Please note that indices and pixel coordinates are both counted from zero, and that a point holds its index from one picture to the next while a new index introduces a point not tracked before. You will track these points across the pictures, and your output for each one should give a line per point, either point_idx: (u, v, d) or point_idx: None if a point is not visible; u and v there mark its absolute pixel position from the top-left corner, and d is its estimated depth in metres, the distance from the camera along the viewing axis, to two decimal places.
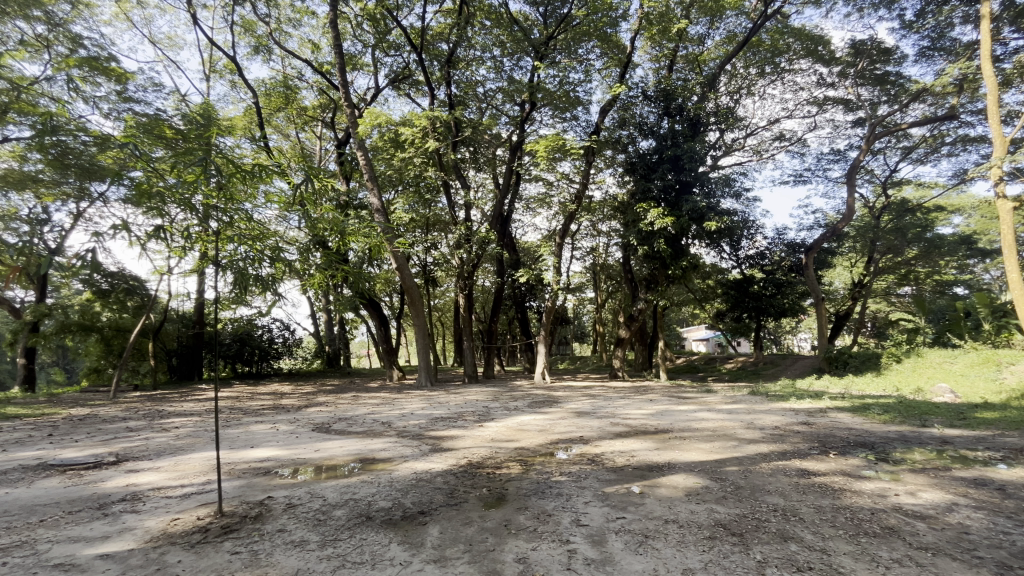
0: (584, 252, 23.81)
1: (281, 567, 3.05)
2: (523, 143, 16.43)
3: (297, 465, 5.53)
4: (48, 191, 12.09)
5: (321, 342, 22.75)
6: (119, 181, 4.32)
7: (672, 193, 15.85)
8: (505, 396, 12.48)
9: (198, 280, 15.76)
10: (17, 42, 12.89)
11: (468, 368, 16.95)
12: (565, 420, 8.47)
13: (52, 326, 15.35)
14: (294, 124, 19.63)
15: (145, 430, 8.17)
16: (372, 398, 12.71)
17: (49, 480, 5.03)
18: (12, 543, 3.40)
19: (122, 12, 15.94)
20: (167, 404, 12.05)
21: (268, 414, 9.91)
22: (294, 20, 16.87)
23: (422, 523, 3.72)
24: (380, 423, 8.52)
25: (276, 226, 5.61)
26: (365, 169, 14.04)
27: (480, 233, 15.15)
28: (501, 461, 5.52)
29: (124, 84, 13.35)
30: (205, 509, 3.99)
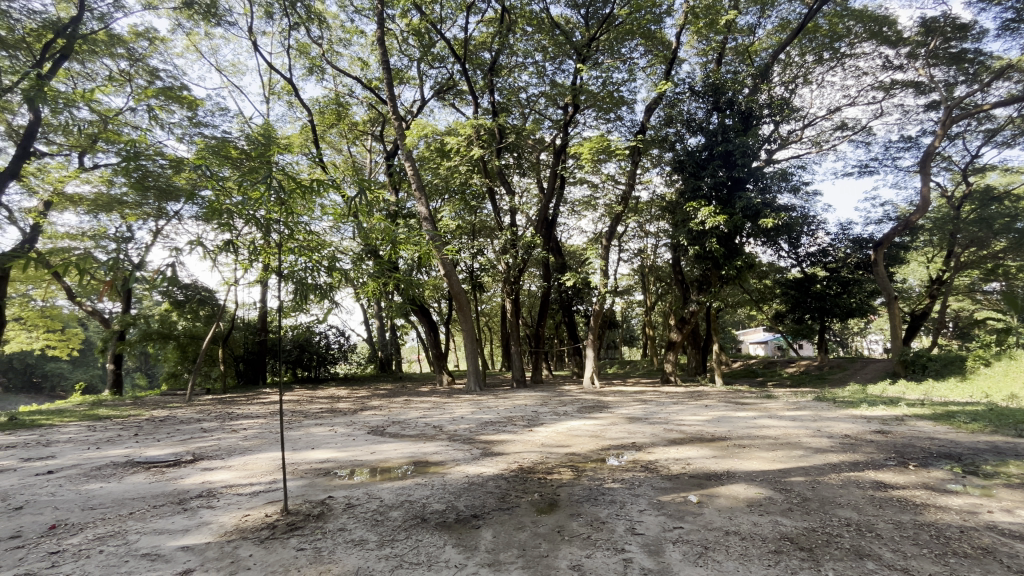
0: (631, 254, 23.39)
1: (343, 565, 3.16)
2: (567, 146, 16.40)
3: (354, 467, 5.74)
4: (132, 211, 13.19)
5: (373, 347, 23.48)
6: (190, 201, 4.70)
7: (724, 190, 15.33)
8: (554, 401, 12.39)
9: (262, 291, 16.73)
10: (105, 78, 14.25)
11: (517, 371, 16.99)
12: (616, 425, 8.31)
13: (137, 334, 16.65)
14: (346, 139, 20.59)
15: (217, 431, 8.74)
16: (424, 402, 13.03)
17: (136, 476, 5.49)
18: (107, 533, 3.72)
19: (193, 44, 17.39)
20: (235, 407, 12.81)
21: (327, 417, 10.38)
22: (344, 40, 17.69)
23: (475, 527, 3.76)
24: (431, 426, 8.69)
25: (331, 236, 5.95)
26: (413, 179, 14.39)
27: (526, 238, 15.18)
28: (552, 467, 5.48)
29: (195, 110, 14.45)
30: (272, 507, 4.22)
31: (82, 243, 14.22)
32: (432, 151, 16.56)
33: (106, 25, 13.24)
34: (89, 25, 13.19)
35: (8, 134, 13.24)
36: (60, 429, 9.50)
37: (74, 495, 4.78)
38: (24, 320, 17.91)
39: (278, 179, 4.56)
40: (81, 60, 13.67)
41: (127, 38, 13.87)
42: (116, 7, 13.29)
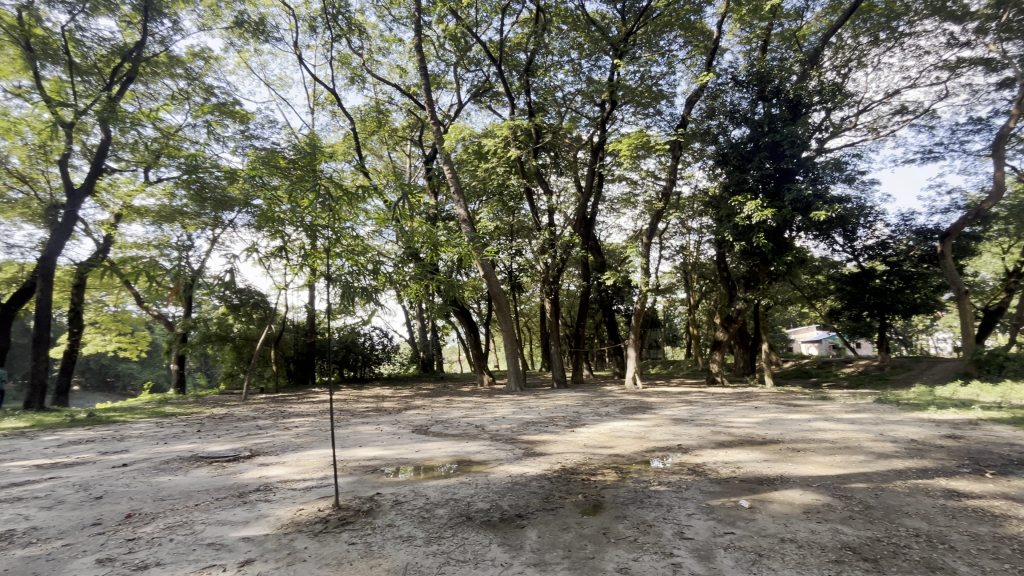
0: (673, 252, 22.81)
1: (393, 560, 3.24)
2: (605, 143, 16.19)
3: (400, 465, 5.88)
4: (191, 220, 14.01)
5: (415, 348, 24.00)
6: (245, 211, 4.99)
7: (771, 183, 14.76)
8: (595, 401, 12.24)
9: (310, 294, 17.43)
10: (167, 97, 15.23)
11: (557, 372, 16.92)
12: (661, 426, 8.12)
13: (198, 336, 17.73)
14: (386, 145, 21.11)
15: (271, 428, 9.19)
16: (465, 401, 13.20)
17: (200, 470, 5.84)
18: (176, 523, 3.98)
19: (243, 61, 18.31)
20: (288, 406, 13.39)
21: (372, 416, 10.68)
22: (383, 49, 18.16)
23: (520, 526, 3.77)
24: (473, 426, 8.77)
25: (372, 239, 6.16)
26: (452, 182, 14.55)
27: (565, 237, 15.08)
28: (595, 468, 5.43)
29: (247, 123, 15.22)
30: (325, 502, 4.39)
31: (148, 252, 15.26)
32: (469, 154, 16.68)
33: (166, 48, 14.18)
34: (151, 48, 14.16)
35: (83, 153, 14.39)
36: (131, 425, 10.24)
37: (146, 486, 5.15)
38: (99, 323, 19.42)
39: (325, 188, 4.78)
40: (145, 82, 14.68)
41: (185, 59, 14.76)
42: (175, 31, 14.20)
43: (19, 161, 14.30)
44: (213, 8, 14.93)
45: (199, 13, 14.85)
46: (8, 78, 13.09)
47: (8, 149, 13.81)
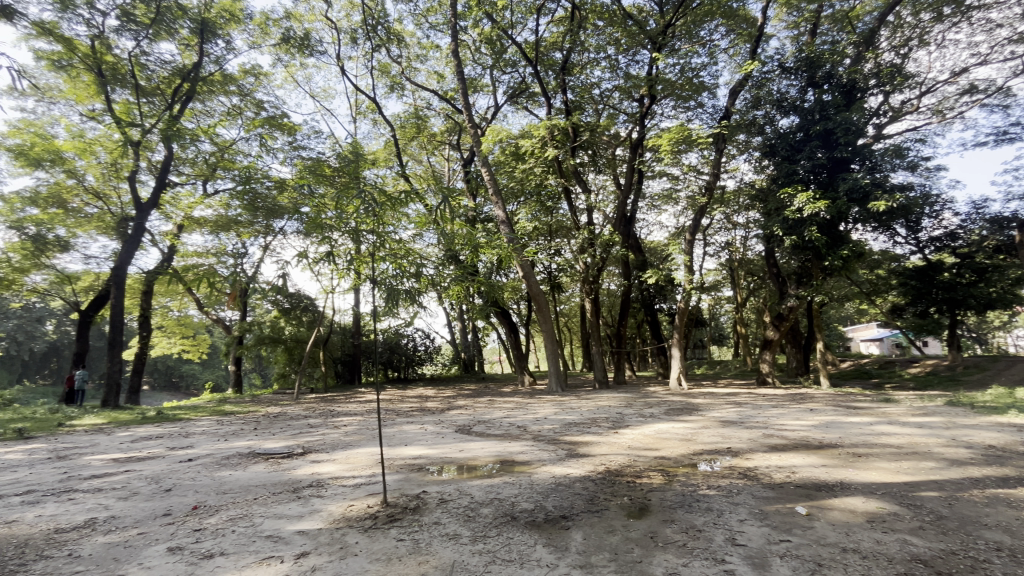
0: (718, 248, 22.05)
1: (440, 557, 3.29)
2: (644, 139, 15.87)
3: (444, 464, 5.98)
4: (245, 229, 14.75)
5: (457, 349, 24.34)
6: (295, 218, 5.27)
7: (824, 174, 14.05)
8: (639, 402, 12.01)
9: (355, 297, 18.02)
10: (222, 112, 16.14)
11: (599, 372, 16.71)
12: (709, 429, 7.86)
13: (253, 339, 18.70)
14: (425, 150, 21.54)
15: (322, 427, 9.55)
16: (507, 402, 13.25)
17: (257, 466, 6.15)
18: (237, 516, 4.21)
19: (290, 75, 19.18)
20: (336, 405, 13.88)
21: (417, 416, 10.90)
22: (421, 56, 18.54)
23: (565, 528, 3.74)
24: (515, 426, 8.78)
25: (413, 242, 6.33)
26: (490, 184, 14.65)
27: (604, 236, 14.88)
28: (641, 470, 5.32)
29: (294, 135, 15.92)
30: (373, 499, 4.52)
31: (207, 259, 16.23)
32: (506, 155, 16.74)
33: (221, 67, 15.04)
34: (208, 68, 15.06)
35: (149, 168, 15.48)
36: (195, 423, 10.89)
37: (210, 480, 5.47)
38: (165, 328, 20.82)
39: (368, 193, 4.95)
40: (202, 100, 15.63)
41: (238, 76, 15.61)
42: (228, 50, 15.05)
43: (95, 178, 15.56)
44: (262, 26, 15.71)
45: (250, 32, 15.68)
46: (84, 102, 14.26)
47: (85, 168, 15.05)
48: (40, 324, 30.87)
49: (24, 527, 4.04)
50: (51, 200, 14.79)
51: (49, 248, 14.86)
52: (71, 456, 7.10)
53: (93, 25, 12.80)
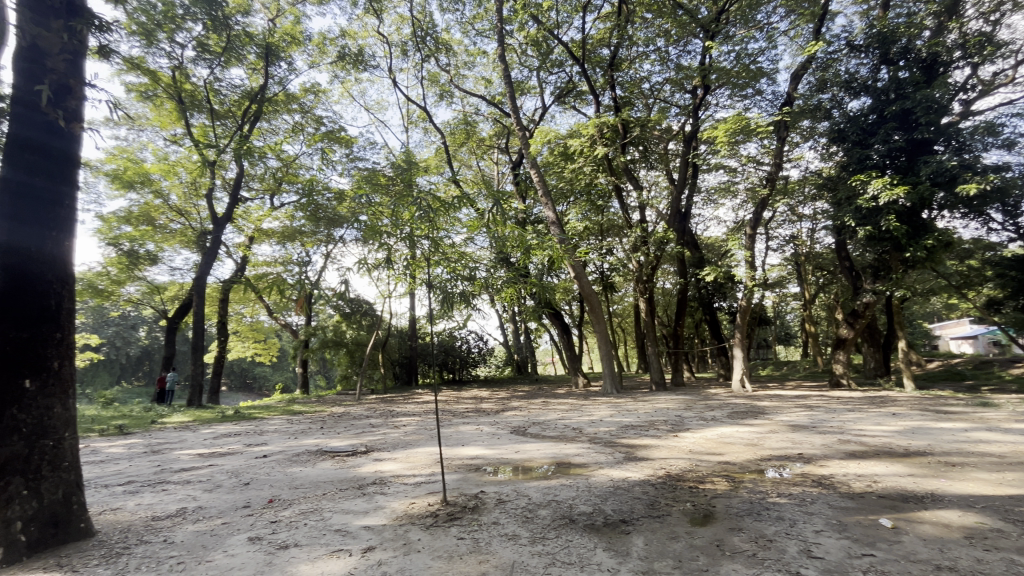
0: (782, 242, 20.86)
1: (499, 557, 3.32)
2: (698, 131, 15.31)
3: (501, 464, 6.02)
4: (308, 238, 15.58)
5: (510, 351, 24.53)
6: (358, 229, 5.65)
7: (902, 158, 12.96)
8: (700, 405, 11.56)
9: (411, 301, 18.58)
10: (286, 130, 17.19)
11: (656, 374, 16.25)
12: (777, 433, 7.42)
13: (318, 342, 19.75)
14: (475, 155, 21.90)
15: (382, 427, 9.90)
16: (561, 403, 13.16)
17: (325, 463, 6.48)
18: (308, 510, 4.45)
19: (346, 91, 20.10)
20: (395, 406, 14.34)
21: (473, 417, 11.06)
22: (468, 63, 18.85)
23: (625, 532, 3.67)
24: (570, 428, 8.70)
25: (465, 246, 6.49)
26: (539, 185, 14.64)
27: (658, 234, 14.45)
28: (704, 476, 5.11)
29: (351, 147, 16.68)
30: (434, 497, 4.63)
31: (275, 267, 17.30)
32: (555, 155, 16.65)
33: (284, 88, 16.05)
34: (272, 89, 16.10)
35: (224, 186, 16.74)
36: (268, 422, 11.63)
37: (283, 475, 5.83)
38: (240, 333, 22.38)
39: (423, 201, 5.12)
40: (268, 119, 16.72)
41: (299, 95, 16.60)
42: (290, 71, 16.02)
43: (178, 197, 17.01)
44: (320, 46, 16.59)
45: (309, 53, 16.61)
46: (167, 128, 15.64)
47: (170, 188, 16.50)
48: (134, 331, 34.09)
49: (126, 514, 4.47)
50: (141, 218, 16.29)
51: (141, 261, 16.38)
52: (163, 451, 7.79)
53: (173, 57, 13.99)
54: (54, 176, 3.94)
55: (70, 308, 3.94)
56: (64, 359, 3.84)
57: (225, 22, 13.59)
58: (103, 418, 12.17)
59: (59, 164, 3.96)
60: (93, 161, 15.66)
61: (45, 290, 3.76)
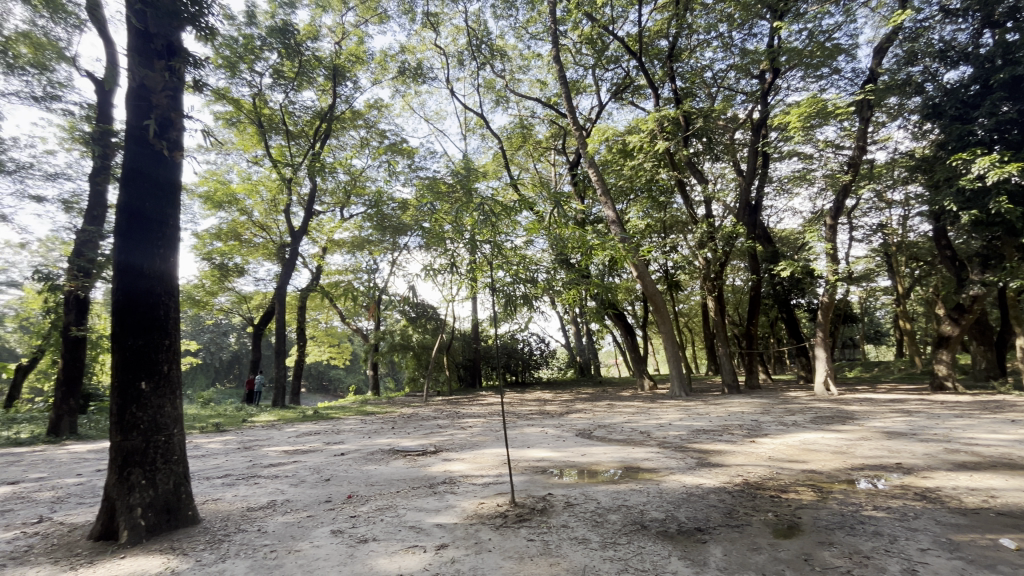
0: (869, 231, 19.13)
1: (570, 561, 3.29)
2: (767, 118, 14.43)
3: (568, 467, 5.98)
4: (376, 247, 16.27)
5: (572, 353, 24.35)
6: (433, 242, 5.90)
7: (1014, 131, 11.46)
8: (778, 409, 10.85)
9: (473, 304, 18.97)
10: (353, 145, 18.18)
11: (728, 376, 15.44)
12: (870, 441, 6.79)
13: (387, 346, 20.63)
14: (531, 158, 22.00)
15: (450, 428, 10.16)
16: (627, 406, 12.84)
17: (398, 462, 6.76)
18: (384, 506, 4.66)
19: (407, 104, 20.95)
20: (461, 408, 14.65)
21: (538, 419, 11.06)
22: (523, 67, 18.98)
23: (702, 541, 3.51)
24: (638, 432, 8.49)
25: (526, 249, 6.57)
26: (597, 184, 14.41)
27: (726, 229, 13.72)
28: (787, 484, 4.80)
29: (413, 157, 17.31)
30: (503, 498, 4.69)
31: (347, 276, 18.30)
32: (614, 153, 16.29)
33: (350, 105, 17.00)
34: (340, 108, 17.10)
35: (300, 202, 17.97)
36: (344, 421, 12.31)
37: (360, 473, 6.14)
38: (316, 338, 23.85)
39: (485, 206, 5.17)
40: (337, 136, 17.77)
41: (364, 112, 17.53)
42: (355, 90, 16.96)
43: (260, 213, 18.46)
44: (382, 64, 17.42)
45: (372, 70, 17.48)
46: (249, 150, 17.02)
47: (253, 206, 17.95)
48: (225, 337, 37.37)
49: (226, 504, 4.91)
50: (230, 234, 17.86)
51: (230, 273, 17.92)
52: (254, 447, 8.48)
53: (253, 85, 15.23)
54: (161, 200, 4.43)
55: (177, 316, 4.40)
56: (172, 363, 4.28)
57: (297, 49, 14.64)
58: (204, 416, 13.46)
59: (164, 190, 4.45)
60: (189, 184, 17.38)
61: (156, 301, 4.22)
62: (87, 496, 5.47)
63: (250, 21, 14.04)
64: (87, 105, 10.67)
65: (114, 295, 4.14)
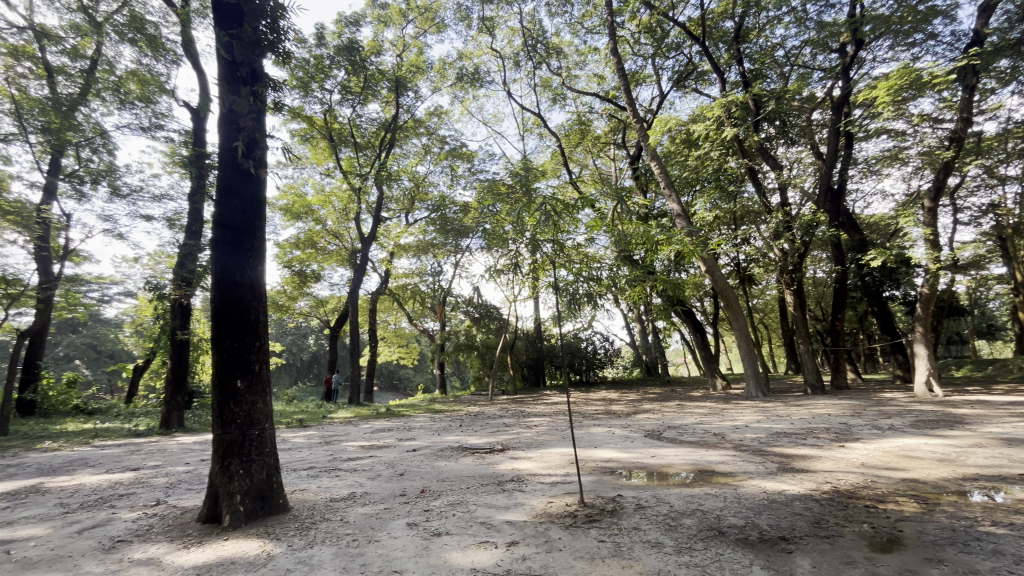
0: (977, 212, 17.02)
1: (643, 564, 3.22)
2: (850, 95, 13.26)
3: (637, 468, 5.83)
4: (440, 250, 16.76)
5: (638, 351, 23.72)
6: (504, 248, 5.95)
7: None
8: (871, 411, 9.91)
9: (535, 303, 19.06)
10: (416, 152, 18.87)
11: (811, 375, 14.36)
12: (985, 448, 6.04)
13: (453, 346, 21.19)
14: (590, 154, 21.75)
15: (515, 426, 10.25)
16: (699, 407, 12.29)
17: (466, 458, 6.93)
18: (455, 501, 4.80)
19: (466, 109, 21.45)
20: (526, 407, 14.72)
21: (604, 419, 10.88)
22: (580, 62, 18.77)
23: (787, 551, 3.30)
24: (711, 434, 8.11)
25: (588, 246, 6.50)
26: (660, 177, 13.92)
27: (805, 217, 12.73)
28: (885, 494, 4.38)
29: (473, 161, 17.64)
30: (571, 498, 4.66)
31: (413, 278, 19.01)
32: (678, 143, 15.66)
33: (412, 114, 17.67)
34: (402, 118, 17.81)
35: (368, 209, 18.94)
36: (414, 419, 12.79)
37: (431, 469, 6.36)
38: (386, 339, 24.99)
39: (548, 204, 5.15)
40: (401, 145, 18.52)
41: (425, 120, 18.14)
42: (416, 99, 17.60)
43: (333, 222, 19.62)
44: (441, 71, 17.91)
45: (432, 79, 18.03)
46: (322, 164, 18.14)
47: (327, 215, 19.09)
48: (305, 339, 40.30)
49: (311, 495, 5.28)
50: (307, 243, 19.17)
51: (308, 279, 19.22)
52: (334, 442, 9.03)
53: (324, 102, 16.25)
54: (250, 212, 4.84)
55: (265, 319, 4.77)
56: (263, 362, 4.66)
57: (362, 64, 15.43)
58: (289, 413, 14.54)
59: (253, 204, 4.87)
60: (271, 199, 18.84)
61: (247, 306, 4.61)
62: (194, 483, 6.09)
63: (320, 42, 14.99)
64: (184, 132, 11.90)
65: (212, 301, 4.58)
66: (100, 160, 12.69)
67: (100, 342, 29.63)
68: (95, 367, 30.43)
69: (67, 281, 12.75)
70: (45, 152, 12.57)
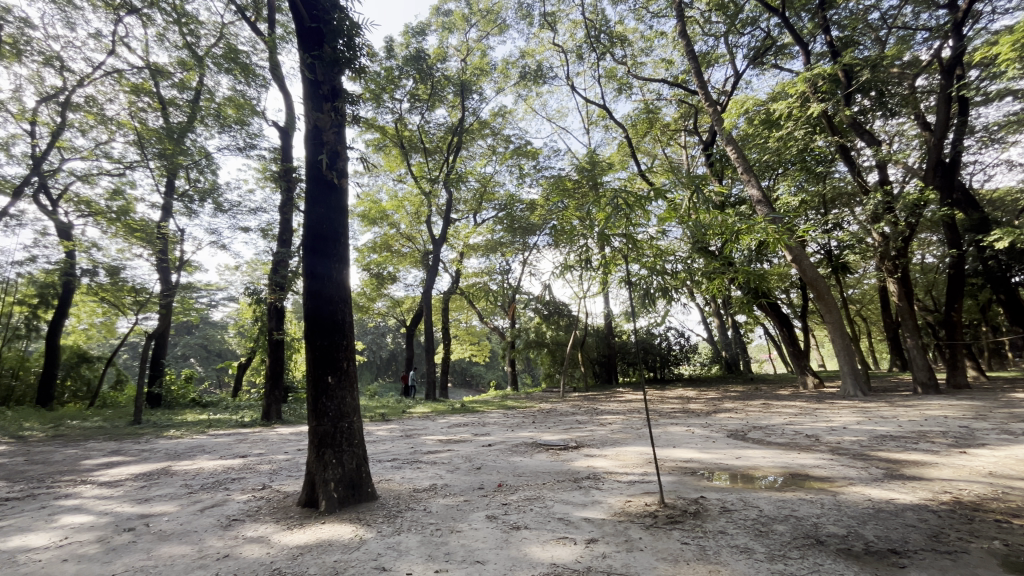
0: None
1: (732, 569, 3.07)
2: (962, 55, 11.68)
3: (721, 470, 5.55)
4: (508, 249, 16.99)
5: (717, 348, 22.52)
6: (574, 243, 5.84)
7: None
8: (1000, 413, 8.67)
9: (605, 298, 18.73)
10: (482, 153, 19.21)
11: (921, 373, 12.85)
12: None
13: (523, 343, 21.35)
14: (659, 142, 20.92)
15: (589, 424, 10.13)
16: (788, 407, 11.42)
17: (541, 455, 6.97)
18: (531, 497, 4.86)
19: (530, 106, 21.48)
20: (599, 404, 14.52)
21: (683, 418, 10.46)
22: (646, 49, 18.11)
23: (898, 565, 3.00)
24: (803, 435, 7.53)
25: (661, 239, 6.26)
26: (737, 162, 13.10)
27: (909, 197, 11.37)
28: (1020, 508, 3.83)
29: (537, 158, 17.66)
30: (651, 498, 4.54)
31: (483, 278, 19.40)
32: (756, 125, 14.66)
33: (477, 117, 17.99)
34: (468, 120, 18.19)
35: (438, 212, 19.62)
36: (487, 415, 13.07)
37: (506, 464, 6.46)
38: (458, 337, 25.72)
39: (619, 198, 4.99)
40: (467, 147, 18.95)
41: (489, 121, 18.39)
42: (481, 101, 17.94)
43: (406, 226, 20.51)
44: (504, 72, 18.09)
45: (496, 80, 18.26)
46: (394, 170, 19.02)
47: (400, 219, 20.01)
48: (383, 338, 42.69)
49: (396, 485, 5.58)
50: (383, 246, 20.20)
51: (385, 281, 20.24)
52: (413, 436, 9.45)
53: (395, 112, 17.05)
54: (333, 220, 5.19)
55: (350, 318, 5.09)
56: (350, 359, 4.99)
57: (429, 72, 15.99)
58: (372, 407, 15.46)
59: (336, 212, 5.22)
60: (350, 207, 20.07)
61: (333, 308, 4.96)
62: (293, 470, 6.67)
63: (390, 54, 15.74)
64: (274, 150, 13.02)
65: (304, 304, 4.97)
66: (205, 180, 14.19)
67: (211, 342, 33.30)
68: (207, 365, 34.21)
69: (182, 289, 14.27)
70: (162, 176, 14.29)
